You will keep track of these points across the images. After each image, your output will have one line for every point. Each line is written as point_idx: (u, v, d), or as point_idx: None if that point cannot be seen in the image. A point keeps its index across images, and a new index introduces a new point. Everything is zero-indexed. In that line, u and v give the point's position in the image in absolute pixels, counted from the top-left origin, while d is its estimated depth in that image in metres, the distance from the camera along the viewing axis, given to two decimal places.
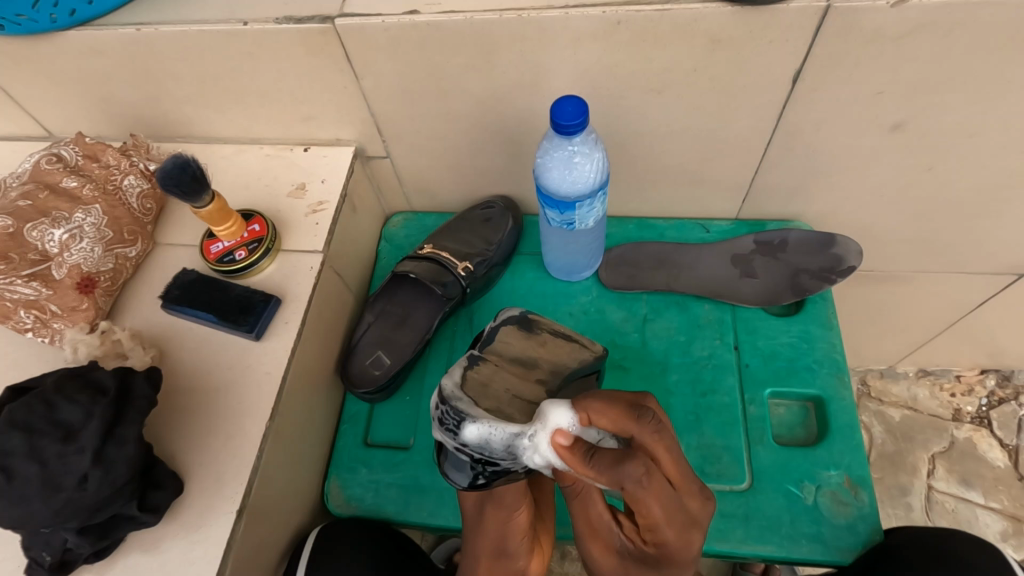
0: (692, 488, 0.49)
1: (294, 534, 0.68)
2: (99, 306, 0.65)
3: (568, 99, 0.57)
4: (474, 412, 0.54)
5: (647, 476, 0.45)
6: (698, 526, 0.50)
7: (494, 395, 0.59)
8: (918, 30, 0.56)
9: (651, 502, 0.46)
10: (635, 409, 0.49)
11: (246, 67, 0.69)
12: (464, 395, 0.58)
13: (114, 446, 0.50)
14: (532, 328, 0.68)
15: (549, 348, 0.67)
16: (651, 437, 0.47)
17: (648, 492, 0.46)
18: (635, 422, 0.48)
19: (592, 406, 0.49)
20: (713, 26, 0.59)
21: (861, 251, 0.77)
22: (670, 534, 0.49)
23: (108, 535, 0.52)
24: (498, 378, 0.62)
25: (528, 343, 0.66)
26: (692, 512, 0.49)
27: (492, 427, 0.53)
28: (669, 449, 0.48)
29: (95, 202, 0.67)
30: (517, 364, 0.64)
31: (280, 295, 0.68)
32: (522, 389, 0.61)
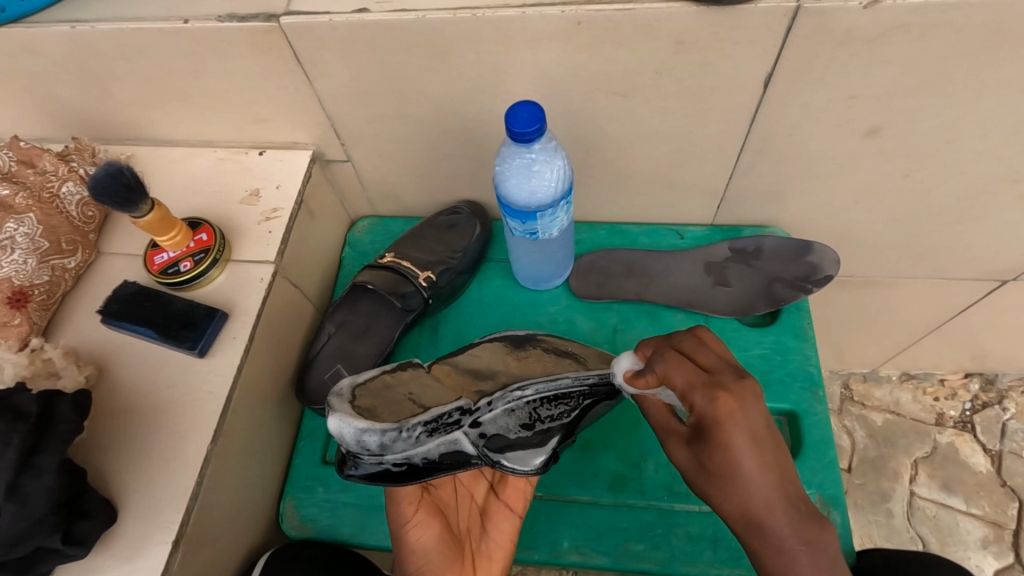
0: (725, 371, 0.45)
1: (244, 558, 0.65)
2: (34, 322, 0.61)
3: (524, 104, 0.54)
4: (337, 409, 0.50)
5: (666, 357, 0.48)
6: (728, 394, 0.44)
7: (391, 396, 0.55)
8: (891, 32, 0.53)
9: (670, 373, 0.47)
10: (671, 334, 0.52)
11: (190, 66, 0.66)
12: (346, 391, 0.53)
13: (29, 477, 0.48)
14: (525, 345, 0.66)
15: (522, 364, 0.63)
16: (687, 342, 0.49)
17: (669, 364, 0.48)
18: (668, 341, 0.51)
19: (642, 343, 0.54)
20: (678, 28, 0.56)
21: (838, 260, 0.74)
22: (697, 400, 0.45)
23: (32, 568, 0.49)
24: (406, 383, 0.58)
25: (504, 357, 0.64)
26: (721, 382, 0.45)
27: (344, 421, 0.49)
28: (699, 351, 0.48)
29: (29, 210, 0.63)
30: (472, 374, 0.62)
31: (227, 308, 0.64)
32: (425, 395, 0.56)
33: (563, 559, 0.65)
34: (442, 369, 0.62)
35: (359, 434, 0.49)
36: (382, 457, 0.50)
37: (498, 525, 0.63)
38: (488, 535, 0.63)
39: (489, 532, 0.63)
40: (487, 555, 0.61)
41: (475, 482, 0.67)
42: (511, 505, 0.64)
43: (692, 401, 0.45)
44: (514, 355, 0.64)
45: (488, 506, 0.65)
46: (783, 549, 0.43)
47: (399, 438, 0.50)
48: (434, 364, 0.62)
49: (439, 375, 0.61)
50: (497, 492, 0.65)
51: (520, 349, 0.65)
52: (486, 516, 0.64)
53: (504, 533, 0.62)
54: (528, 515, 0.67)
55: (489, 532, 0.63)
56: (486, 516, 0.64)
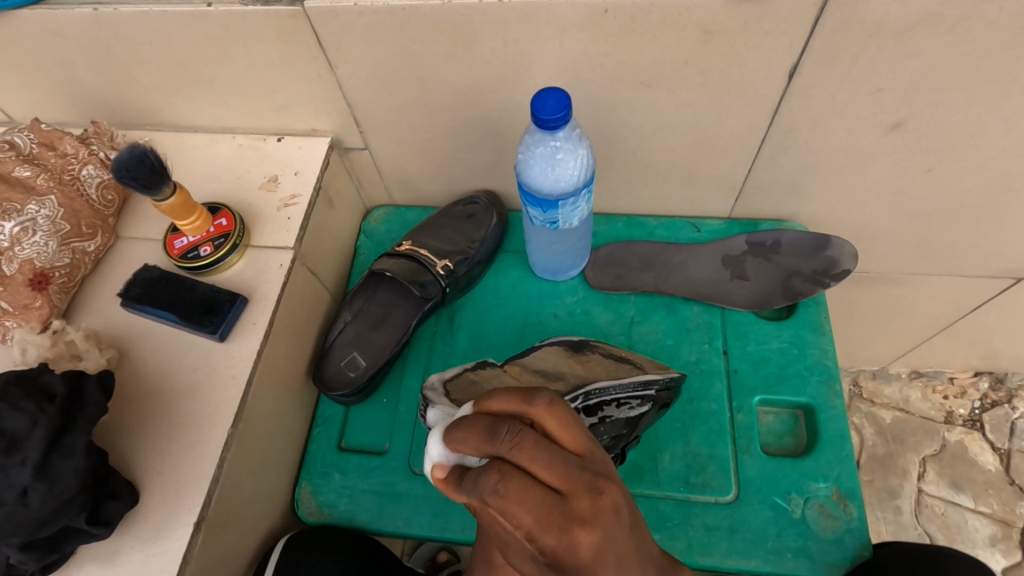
0: (579, 484, 0.33)
1: (262, 543, 0.65)
2: (55, 304, 0.61)
3: (550, 92, 0.54)
4: (435, 401, 0.56)
5: (501, 481, 0.33)
6: (587, 524, 0.33)
7: (478, 392, 0.59)
8: (921, 23, 0.53)
9: (512, 506, 0.32)
10: (490, 423, 0.35)
11: (211, 51, 0.65)
12: (439, 386, 0.61)
13: (60, 457, 0.48)
14: (583, 349, 0.66)
15: (586, 366, 0.63)
16: (509, 440, 0.34)
17: (510, 500, 0.32)
18: (489, 440, 0.35)
19: (455, 433, 0.36)
20: (705, 17, 0.55)
21: (856, 254, 0.74)
22: (549, 542, 0.32)
23: (58, 547, 0.50)
24: (490, 380, 0.61)
25: (566, 360, 0.64)
26: (580, 511, 0.33)
27: (448, 415, 0.49)
28: (534, 457, 0.33)
29: (50, 192, 0.63)
30: (542, 376, 0.63)
31: (248, 294, 0.65)
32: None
33: None
34: (515, 367, 0.64)
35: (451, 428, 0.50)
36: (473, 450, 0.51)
37: None
38: None
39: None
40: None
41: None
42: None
43: (544, 544, 0.32)
44: (577, 358, 0.64)
45: None
46: None
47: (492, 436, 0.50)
48: (509, 363, 0.65)
49: (514, 374, 0.64)
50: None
51: (580, 353, 0.65)
52: None
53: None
54: None
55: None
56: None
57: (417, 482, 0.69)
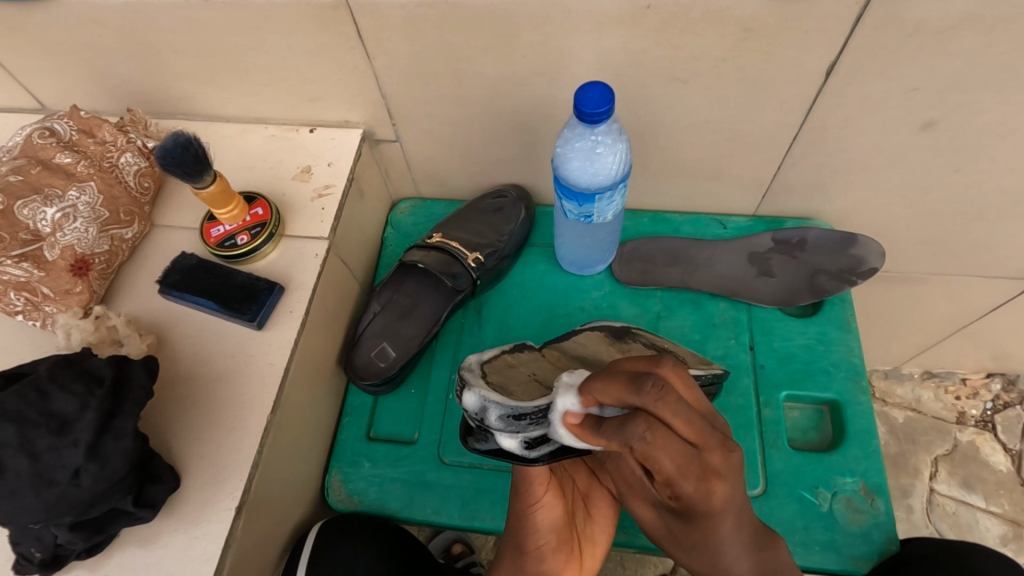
0: (712, 442, 0.39)
1: (294, 530, 0.66)
2: (94, 290, 0.62)
3: (593, 86, 0.54)
4: (471, 382, 0.54)
5: (648, 429, 0.37)
6: (720, 476, 0.40)
7: (515, 375, 0.59)
8: (962, 24, 0.54)
9: (656, 455, 0.38)
10: (634, 377, 0.39)
11: (251, 41, 0.66)
12: (477, 367, 0.58)
13: (110, 439, 0.49)
14: (623, 338, 0.67)
15: (629, 355, 0.63)
16: (653, 395, 0.37)
17: (656, 446, 0.37)
18: (634, 391, 0.38)
19: (595, 386, 0.42)
20: (748, 14, 0.56)
21: (883, 252, 0.74)
22: (689, 485, 0.40)
23: (104, 529, 0.51)
24: (527, 364, 0.61)
25: (607, 347, 0.65)
26: (710, 464, 0.39)
27: (481, 398, 0.52)
28: (676, 411, 0.37)
29: (90, 179, 0.64)
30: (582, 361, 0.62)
31: (283, 283, 0.65)
32: (547, 375, 0.59)
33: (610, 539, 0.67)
34: (554, 353, 0.64)
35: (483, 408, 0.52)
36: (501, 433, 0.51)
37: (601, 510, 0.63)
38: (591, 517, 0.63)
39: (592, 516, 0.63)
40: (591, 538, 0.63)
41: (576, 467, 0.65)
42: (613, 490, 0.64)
43: (682, 489, 0.40)
44: (617, 346, 0.65)
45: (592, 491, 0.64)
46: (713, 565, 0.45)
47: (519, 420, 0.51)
48: (545, 349, 0.65)
49: (553, 358, 0.63)
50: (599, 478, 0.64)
51: (622, 342, 0.66)
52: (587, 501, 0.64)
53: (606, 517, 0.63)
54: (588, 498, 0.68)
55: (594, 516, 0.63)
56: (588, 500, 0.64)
57: (447, 472, 0.70)
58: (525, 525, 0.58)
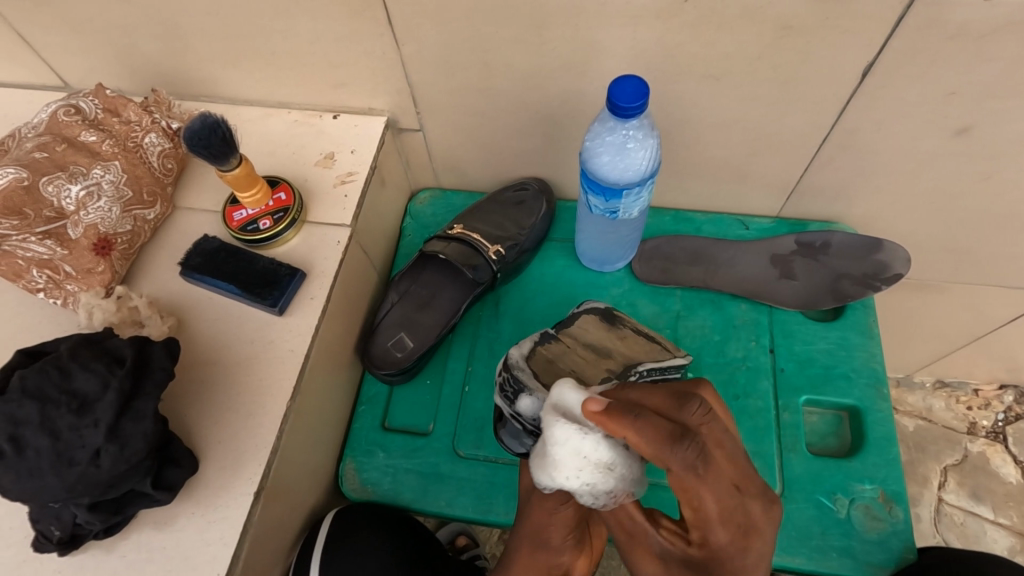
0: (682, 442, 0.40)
1: (307, 517, 0.66)
2: (116, 271, 0.61)
3: (628, 79, 0.53)
4: (531, 386, 0.59)
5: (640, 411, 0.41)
6: (759, 535, 0.44)
7: (553, 372, 0.62)
8: (1005, 29, 0.53)
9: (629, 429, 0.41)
10: (679, 396, 0.44)
11: (277, 24, 0.65)
12: (528, 366, 0.62)
13: (130, 421, 0.48)
14: (616, 322, 0.68)
15: (628, 343, 0.66)
16: (699, 417, 0.43)
17: (704, 476, 0.41)
18: (679, 408, 0.44)
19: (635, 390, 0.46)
20: (786, 12, 0.55)
21: (909, 259, 0.73)
22: (721, 535, 0.43)
23: (121, 510, 0.50)
24: (563, 358, 0.63)
25: (609, 335, 0.66)
26: (751, 520, 0.44)
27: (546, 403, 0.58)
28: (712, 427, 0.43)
29: (115, 158, 0.64)
30: (594, 351, 0.65)
31: (305, 269, 0.65)
32: (586, 372, 0.63)
33: None
34: (568, 338, 0.65)
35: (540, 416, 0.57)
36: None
37: None
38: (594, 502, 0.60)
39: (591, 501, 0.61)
40: (595, 524, 0.60)
41: None
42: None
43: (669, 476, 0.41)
44: (617, 333, 0.67)
45: None
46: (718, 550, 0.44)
47: None
48: (562, 333, 0.66)
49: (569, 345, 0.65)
50: None
51: (617, 327, 0.67)
52: None
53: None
54: None
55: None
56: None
57: (462, 464, 0.70)
58: (555, 522, 0.53)
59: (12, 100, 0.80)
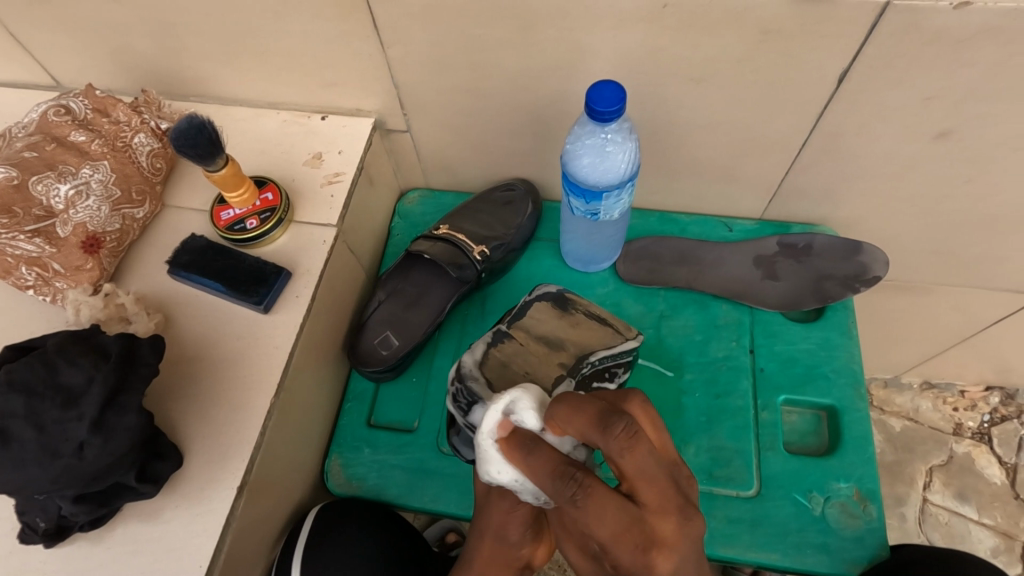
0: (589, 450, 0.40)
1: (293, 512, 0.67)
2: (104, 268, 0.62)
3: (607, 84, 0.55)
4: (483, 397, 0.60)
5: (562, 406, 0.43)
6: (665, 550, 0.38)
7: (509, 375, 0.64)
8: (978, 35, 0.54)
9: (561, 420, 0.43)
10: (603, 416, 0.40)
11: (267, 25, 0.66)
12: (481, 375, 0.63)
13: (114, 414, 0.49)
14: (567, 307, 0.69)
15: (580, 331, 0.68)
16: (622, 439, 0.38)
17: (586, 511, 0.38)
18: (601, 431, 0.39)
19: (559, 409, 0.43)
20: (765, 17, 0.56)
21: (888, 261, 0.74)
22: (626, 560, 0.38)
23: (107, 503, 0.51)
24: (518, 358, 0.65)
25: (557, 322, 0.68)
26: (657, 533, 0.38)
27: None
28: (636, 457, 0.39)
29: (104, 158, 0.65)
30: (547, 344, 0.66)
31: (291, 268, 0.66)
32: (540, 372, 0.64)
33: None
34: (521, 333, 0.67)
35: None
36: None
37: None
38: None
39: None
40: None
41: None
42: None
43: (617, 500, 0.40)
44: (566, 319, 0.68)
45: None
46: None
47: None
48: (514, 328, 0.67)
49: (522, 341, 0.67)
50: None
51: (568, 313, 0.69)
52: None
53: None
54: None
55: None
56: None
57: (447, 461, 0.71)
58: (513, 518, 0.53)
59: (5, 98, 0.81)
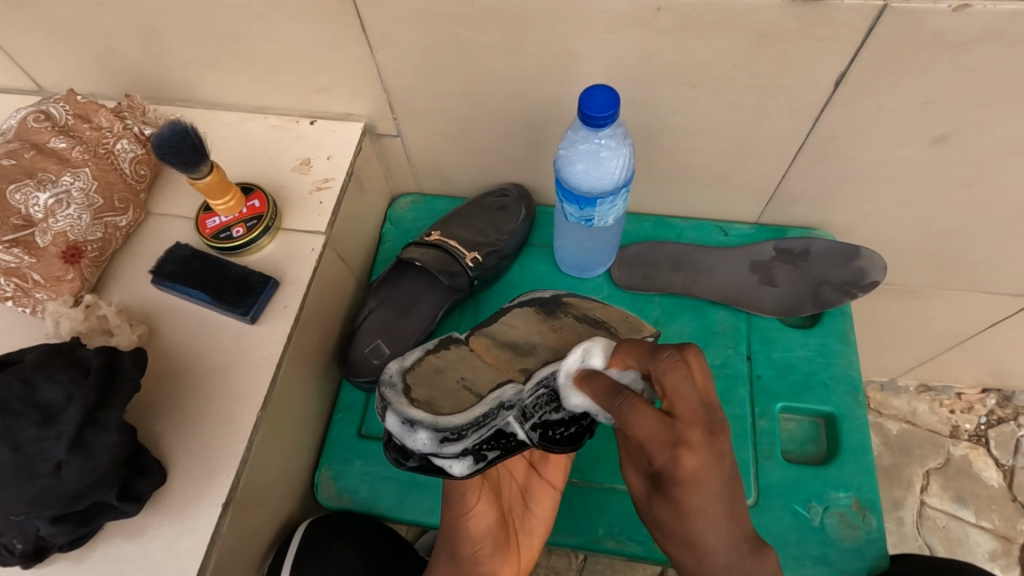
0: (696, 420, 0.42)
1: (281, 526, 0.65)
2: (86, 278, 0.61)
3: (600, 88, 0.53)
4: (393, 402, 0.49)
5: (674, 360, 0.44)
6: (690, 450, 0.42)
7: (441, 383, 0.53)
8: (978, 39, 0.53)
9: (627, 356, 0.49)
10: (654, 348, 0.47)
11: (254, 29, 0.65)
12: (399, 380, 0.51)
13: (94, 432, 0.47)
14: (553, 312, 0.62)
15: (561, 334, 0.59)
16: (665, 363, 0.44)
17: (630, 414, 0.44)
18: (651, 359, 0.46)
19: (624, 349, 0.50)
20: (761, 20, 0.55)
21: (886, 266, 0.74)
22: (660, 458, 0.43)
23: (89, 522, 0.50)
24: (454, 364, 0.55)
25: (536, 326, 0.60)
26: (685, 437, 0.42)
27: (416, 419, 0.49)
28: (678, 385, 0.43)
29: (84, 165, 0.63)
30: (512, 350, 0.58)
31: (278, 277, 0.64)
32: (479, 380, 0.53)
33: (598, 546, 0.65)
34: (481, 341, 0.58)
35: (412, 430, 0.48)
36: (441, 450, 0.49)
37: (539, 503, 0.64)
38: (530, 511, 0.64)
39: (531, 508, 0.64)
40: (528, 530, 0.63)
41: (514, 461, 0.65)
42: (552, 481, 0.64)
43: (652, 454, 0.43)
44: (548, 323, 0.61)
45: (529, 484, 0.65)
46: (687, 516, 0.43)
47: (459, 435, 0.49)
48: (472, 337, 0.58)
49: (480, 349, 0.57)
50: (537, 471, 0.65)
51: (553, 318, 0.62)
52: (525, 493, 0.64)
53: (545, 510, 0.63)
54: (564, 502, 0.67)
55: (532, 509, 0.64)
56: (527, 494, 0.64)
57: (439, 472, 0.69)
58: (460, 537, 0.56)
59: None
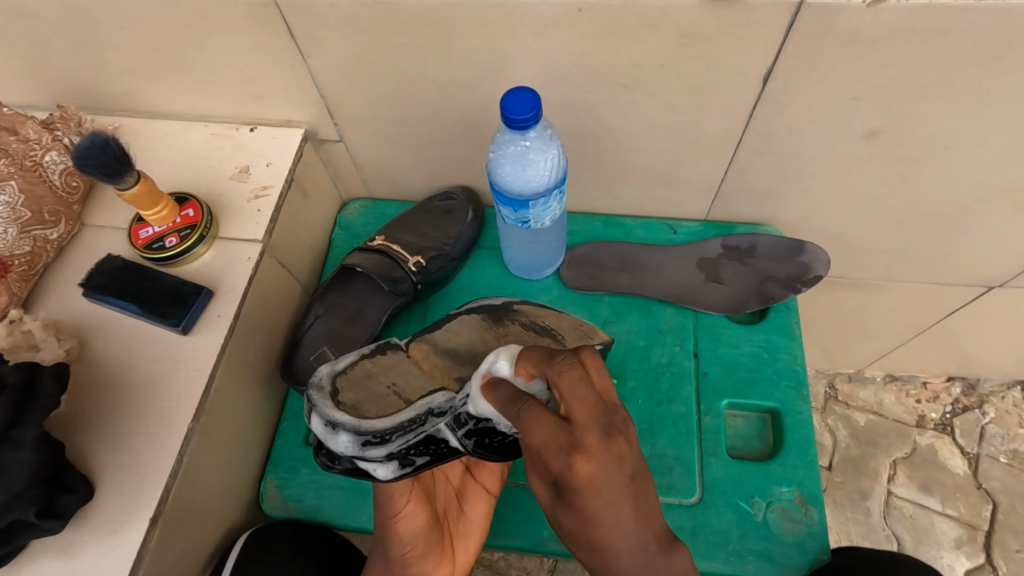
0: (588, 422, 0.40)
1: (223, 538, 0.65)
2: (13, 293, 0.60)
3: (521, 91, 0.53)
4: (317, 404, 0.49)
5: (570, 362, 0.43)
6: (586, 456, 0.39)
7: (373, 388, 0.53)
8: (896, 35, 0.53)
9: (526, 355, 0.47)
10: (552, 353, 0.45)
11: (181, 36, 0.64)
12: (327, 383, 0.51)
13: (7, 450, 0.47)
14: (500, 319, 0.64)
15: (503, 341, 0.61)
16: (567, 365, 0.43)
17: (529, 417, 0.42)
18: (546, 363, 0.45)
19: (526, 353, 0.48)
20: (683, 20, 0.55)
21: (829, 261, 0.74)
22: (555, 465, 0.40)
23: (9, 540, 0.49)
24: (388, 372, 0.55)
25: (483, 333, 0.62)
26: (581, 442, 0.40)
27: (341, 422, 0.48)
28: (573, 388, 0.41)
29: (10, 178, 0.63)
30: (449, 358, 0.59)
31: (213, 286, 0.64)
32: (409, 386, 0.54)
33: (543, 547, 0.65)
34: (420, 350, 0.60)
35: (334, 432, 0.48)
36: (364, 453, 0.48)
37: (474, 504, 0.64)
38: (465, 515, 0.64)
39: (466, 512, 0.64)
40: (464, 533, 0.63)
41: (450, 465, 0.66)
42: (487, 486, 0.65)
43: (549, 462, 0.41)
44: (492, 331, 0.62)
45: (465, 488, 0.65)
46: (607, 523, 0.39)
47: (385, 440, 0.48)
48: (411, 344, 0.60)
49: (418, 358, 0.59)
50: (473, 474, 0.66)
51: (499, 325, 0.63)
52: (461, 496, 0.65)
53: (480, 513, 0.64)
54: (509, 505, 0.67)
55: (466, 512, 0.64)
56: (463, 498, 0.65)
57: None
58: (388, 535, 0.56)
59: None
